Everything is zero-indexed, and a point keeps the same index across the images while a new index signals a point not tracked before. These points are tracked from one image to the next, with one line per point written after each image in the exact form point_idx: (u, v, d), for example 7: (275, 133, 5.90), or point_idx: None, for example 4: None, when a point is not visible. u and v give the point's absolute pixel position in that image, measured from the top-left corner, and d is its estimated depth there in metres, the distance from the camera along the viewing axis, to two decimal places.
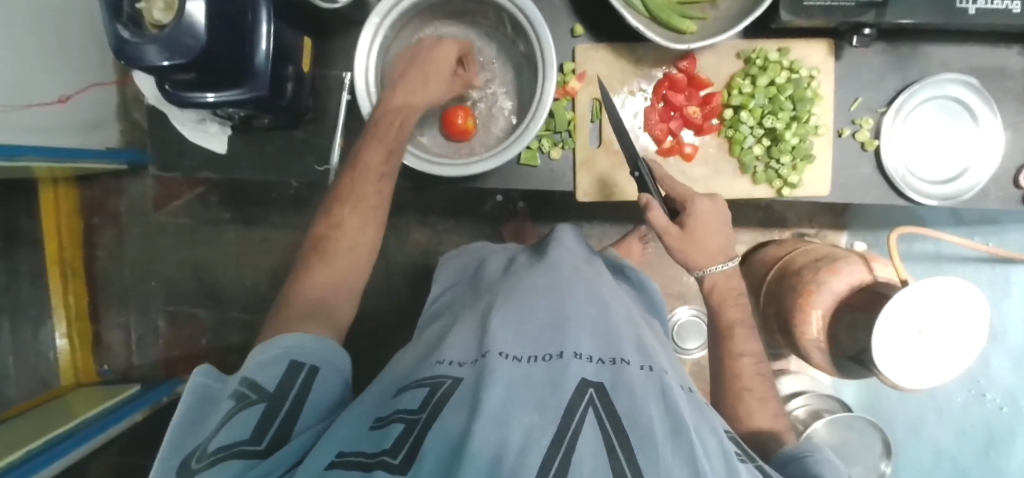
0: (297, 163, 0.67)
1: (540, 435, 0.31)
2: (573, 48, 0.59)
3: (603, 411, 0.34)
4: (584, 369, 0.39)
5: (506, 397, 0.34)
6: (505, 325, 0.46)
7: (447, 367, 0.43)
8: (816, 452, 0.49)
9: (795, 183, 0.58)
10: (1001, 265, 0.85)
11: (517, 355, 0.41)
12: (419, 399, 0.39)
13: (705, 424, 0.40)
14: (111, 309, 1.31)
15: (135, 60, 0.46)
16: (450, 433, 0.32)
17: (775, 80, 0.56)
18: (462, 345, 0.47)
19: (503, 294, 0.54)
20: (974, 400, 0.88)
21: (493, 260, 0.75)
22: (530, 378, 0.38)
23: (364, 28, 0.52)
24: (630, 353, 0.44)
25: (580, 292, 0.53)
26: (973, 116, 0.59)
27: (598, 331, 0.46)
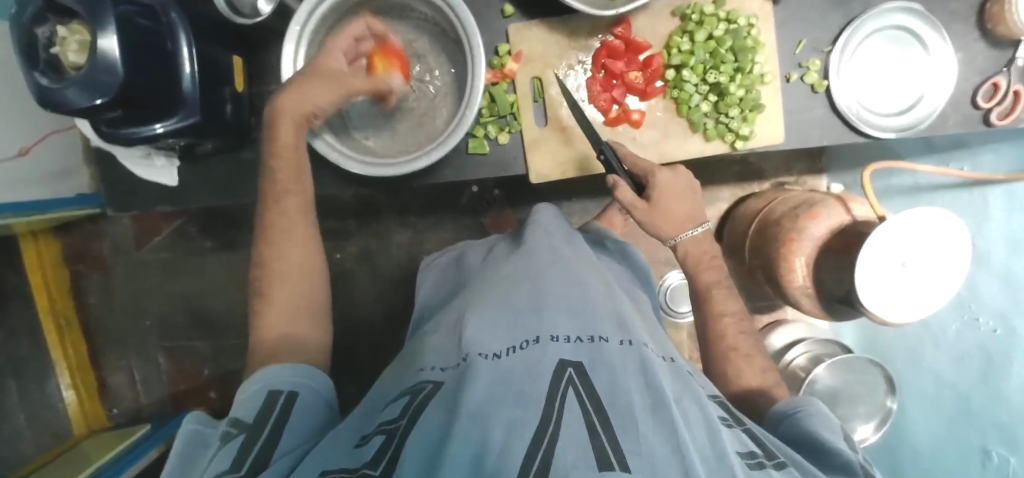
0: (249, 186, 0.66)
1: (522, 425, 0.30)
2: (506, 29, 0.58)
3: (583, 391, 0.34)
4: (562, 352, 0.39)
5: (485, 393, 0.34)
6: (482, 320, 0.45)
7: (428, 373, 0.43)
8: (808, 407, 0.49)
9: (748, 135, 0.56)
10: (979, 189, 0.83)
11: (495, 351, 0.40)
12: (401, 407, 0.39)
13: (687, 393, 0.39)
14: (110, 352, 1.32)
15: (62, 105, 0.45)
16: (431, 440, 0.31)
17: (712, 34, 0.55)
18: (442, 350, 0.47)
19: (481, 290, 0.53)
20: (968, 326, 0.85)
21: (472, 251, 0.73)
22: (510, 368, 0.37)
23: (285, 41, 0.53)
24: (609, 330, 0.44)
25: (557, 273, 0.52)
26: (923, 44, 0.57)
27: (576, 310, 0.45)
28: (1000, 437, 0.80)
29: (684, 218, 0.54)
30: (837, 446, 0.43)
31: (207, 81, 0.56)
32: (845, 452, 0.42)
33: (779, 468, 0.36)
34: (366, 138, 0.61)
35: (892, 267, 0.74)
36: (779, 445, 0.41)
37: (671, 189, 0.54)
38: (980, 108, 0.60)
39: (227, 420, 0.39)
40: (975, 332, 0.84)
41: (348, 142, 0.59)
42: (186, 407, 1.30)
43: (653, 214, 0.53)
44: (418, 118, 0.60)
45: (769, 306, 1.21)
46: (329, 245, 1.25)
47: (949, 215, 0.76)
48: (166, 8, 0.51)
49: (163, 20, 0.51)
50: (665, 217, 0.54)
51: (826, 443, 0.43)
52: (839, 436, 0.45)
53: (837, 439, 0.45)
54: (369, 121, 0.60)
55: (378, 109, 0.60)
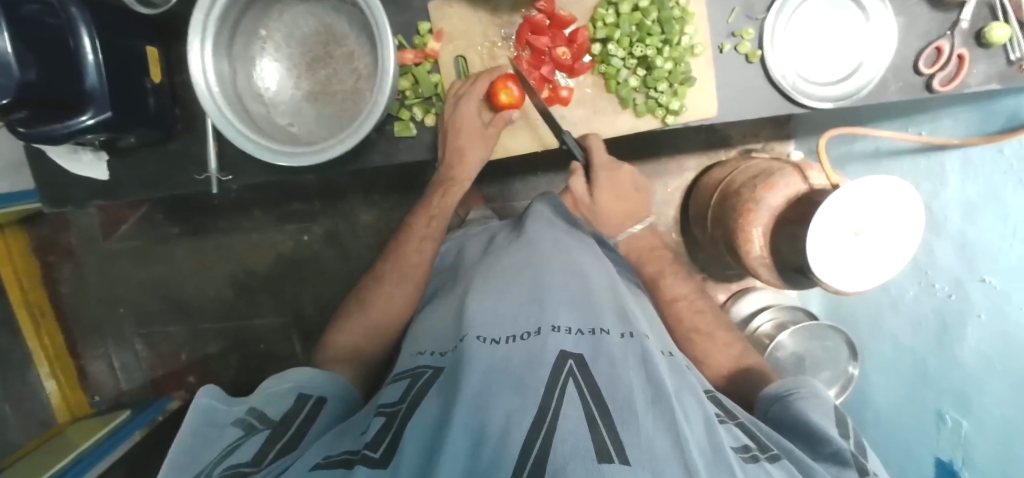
0: (178, 176, 0.64)
1: (520, 415, 0.33)
2: (427, 6, 0.57)
3: (583, 382, 0.37)
4: (563, 343, 0.42)
5: (485, 382, 0.37)
6: (483, 309, 0.48)
7: (428, 358, 0.48)
8: (799, 392, 0.48)
9: (677, 110, 0.56)
10: (936, 154, 0.80)
11: (494, 337, 0.44)
12: (400, 390, 0.43)
13: (686, 386, 0.41)
14: (88, 341, 1.34)
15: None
16: (432, 424, 0.36)
17: (637, 5, 0.54)
18: (442, 335, 0.51)
19: (480, 276, 0.56)
20: (925, 291, 0.82)
21: (472, 241, 0.72)
22: (509, 357, 0.41)
23: (188, 31, 0.49)
24: (611, 323, 0.47)
25: (558, 263, 0.55)
26: (863, 8, 0.55)
27: (576, 301, 0.49)
28: (955, 401, 0.78)
29: (630, 215, 0.65)
30: (832, 436, 0.41)
31: (121, 74, 0.53)
32: (839, 441, 0.41)
33: (774, 461, 0.37)
34: (289, 124, 0.59)
35: (843, 240, 0.71)
36: (773, 436, 0.41)
37: (625, 184, 0.65)
38: (923, 75, 0.57)
39: (257, 412, 0.47)
40: (930, 299, 0.81)
41: (269, 128, 0.57)
42: (167, 392, 1.33)
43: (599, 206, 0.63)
44: (344, 102, 0.58)
45: (737, 274, 1.22)
46: (298, 227, 1.25)
47: (897, 181, 0.71)
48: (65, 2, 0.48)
49: (61, 15, 0.48)
50: (618, 213, 0.65)
51: (819, 430, 0.42)
52: (832, 421, 0.45)
53: (828, 424, 0.44)
54: (293, 108, 0.59)
55: (301, 95, 0.59)
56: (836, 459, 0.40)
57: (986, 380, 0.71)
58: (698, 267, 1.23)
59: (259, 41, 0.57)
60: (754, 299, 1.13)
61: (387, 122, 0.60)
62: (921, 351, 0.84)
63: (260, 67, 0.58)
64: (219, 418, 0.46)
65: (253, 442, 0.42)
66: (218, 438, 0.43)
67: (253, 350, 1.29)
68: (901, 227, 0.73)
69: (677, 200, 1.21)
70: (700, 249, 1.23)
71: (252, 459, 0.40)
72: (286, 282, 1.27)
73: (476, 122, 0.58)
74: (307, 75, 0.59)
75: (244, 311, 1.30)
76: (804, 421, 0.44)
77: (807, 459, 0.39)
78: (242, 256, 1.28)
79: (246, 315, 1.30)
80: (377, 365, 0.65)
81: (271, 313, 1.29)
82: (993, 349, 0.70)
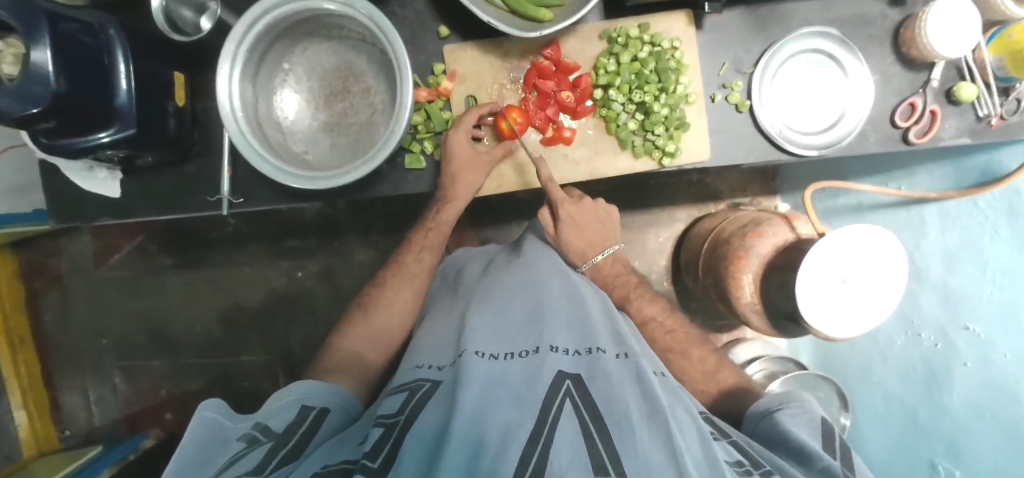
0: (189, 198, 0.66)
1: (518, 428, 0.34)
2: (442, 49, 0.62)
3: (580, 401, 0.38)
4: (561, 364, 0.43)
5: (483, 396, 0.38)
6: (482, 326, 0.49)
7: (426, 372, 0.48)
8: (784, 408, 0.49)
9: (673, 152, 0.59)
10: (916, 207, 0.84)
11: (493, 353, 0.45)
12: (399, 402, 0.43)
13: (680, 404, 0.42)
14: (65, 372, 1.29)
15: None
16: (431, 437, 0.36)
17: (637, 56, 0.59)
18: (439, 350, 0.52)
19: (479, 297, 0.58)
20: (913, 340, 0.83)
21: (471, 263, 0.74)
22: (507, 375, 0.41)
23: (220, 57, 0.53)
24: (606, 344, 0.48)
25: (556, 289, 0.57)
26: (842, 66, 0.60)
27: (573, 324, 0.51)
28: (944, 449, 0.76)
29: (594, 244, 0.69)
30: (818, 452, 0.42)
31: (148, 96, 0.56)
32: (824, 455, 0.41)
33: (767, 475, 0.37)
34: (304, 151, 0.61)
35: (831, 287, 0.73)
36: (767, 454, 0.42)
37: (587, 218, 0.68)
38: (900, 128, 0.62)
39: (259, 423, 0.46)
40: (918, 347, 0.82)
41: (285, 154, 0.60)
42: (141, 430, 1.27)
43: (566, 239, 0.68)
44: (357, 133, 0.61)
45: (729, 324, 1.23)
46: (293, 263, 1.25)
47: (868, 227, 0.74)
48: (105, 25, 0.52)
49: (100, 36, 0.52)
50: (578, 244, 0.68)
51: (805, 445, 0.43)
52: (817, 437, 0.45)
53: (813, 440, 0.45)
54: (309, 136, 0.62)
55: (317, 125, 0.62)
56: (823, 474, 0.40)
57: (974, 428, 0.72)
58: (690, 316, 1.24)
59: (282, 73, 0.61)
60: (746, 349, 1.14)
61: (398, 154, 0.63)
62: (910, 400, 0.84)
63: (280, 96, 0.61)
64: (223, 433, 0.44)
65: (257, 450, 0.41)
66: (220, 451, 0.42)
67: (236, 388, 1.25)
68: (885, 273, 0.75)
69: (669, 250, 1.24)
70: (691, 298, 1.25)
71: (254, 467, 0.38)
72: (276, 318, 1.26)
73: (466, 149, 0.59)
74: (324, 107, 0.62)
75: (230, 347, 1.27)
76: (789, 436, 0.45)
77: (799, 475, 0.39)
78: (234, 289, 1.27)
79: (232, 351, 1.27)
80: (366, 393, 0.63)
81: (258, 351, 1.26)
82: (983, 394, 0.70)
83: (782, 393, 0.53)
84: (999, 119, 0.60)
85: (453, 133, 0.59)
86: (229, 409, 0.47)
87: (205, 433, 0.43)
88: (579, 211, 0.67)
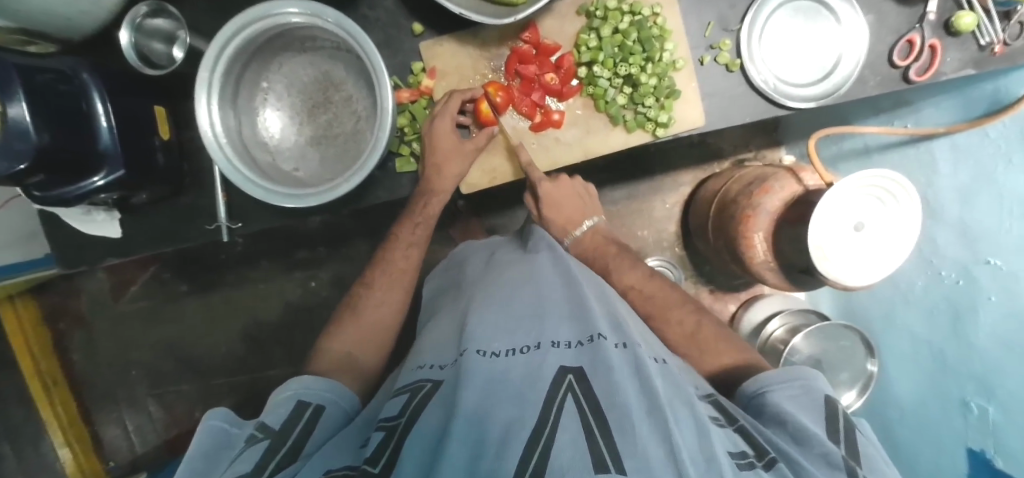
0: (189, 228, 0.66)
1: (519, 428, 0.35)
2: (418, 47, 0.60)
3: (582, 397, 0.38)
4: (563, 359, 0.44)
5: (483, 397, 0.38)
6: (483, 323, 0.50)
7: (427, 372, 0.48)
8: (772, 387, 0.49)
9: (667, 122, 0.58)
10: (925, 144, 0.82)
11: (493, 350, 0.45)
12: (400, 405, 0.44)
13: (681, 394, 0.42)
14: (101, 407, 1.33)
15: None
16: (429, 438, 0.37)
17: (617, 28, 0.57)
18: (441, 349, 0.52)
19: (479, 295, 0.58)
20: (934, 279, 0.81)
21: (472, 257, 0.74)
22: (507, 372, 0.42)
23: (196, 87, 0.52)
24: (607, 330, 0.48)
25: (553, 283, 0.57)
26: (832, 12, 0.58)
27: (573, 313, 0.51)
28: (977, 388, 0.74)
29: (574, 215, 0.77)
30: (818, 435, 0.42)
31: (133, 135, 0.56)
32: (823, 439, 0.41)
33: (768, 468, 0.38)
34: (295, 169, 0.61)
35: (846, 240, 0.72)
36: (767, 436, 0.42)
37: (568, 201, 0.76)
38: (898, 67, 0.59)
39: (256, 424, 0.45)
40: (940, 286, 0.80)
41: (276, 174, 0.59)
42: (183, 453, 1.31)
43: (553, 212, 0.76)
44: (344, 143, 0.61)
45: (745, 282, 1.22)
46: (305, 274, 1.26)
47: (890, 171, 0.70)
48: (78, 69, 0.52)
49: (75, 82, 0.51)
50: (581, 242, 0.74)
51: (804, 427, 0.43)
52: (818, 418, 0.45)
53: (814, 422, 0.44)
54: (297, 154, 0.61)
55: (304, 140, 0.61)
56: (823, 459, 0.40)
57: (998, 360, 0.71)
58: (704, 279, 1.24)
59: (261, 93, 0.60)
60: (764, 306, 1.14)
61: (388, 160, 0.63)
62: (938, 342, 0.82)
63: (264, 116, 0.60)
64: (231, 439, 0.43)
65: (254, 449, 0.41)
66: (220, 458, 0.41)
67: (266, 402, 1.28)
68: (901, 225, 0.72)
69: (676, 215, 1.23)
70: (704, 261, 1.24)
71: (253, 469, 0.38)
72: (295, 331, 1.27)
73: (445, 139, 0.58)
74: (309, 121, 0.61)
75: (255, 363, 1.29)
76: (787, 418, 0.44)
77: (800, 461, 0.39)
78: (251, 307, 1.29)
79: (258, 367, 1.29)
80: None
81: (282, 364, 1.28)
82: (1009, 329, 0.67)
83: (780, 368, 0.52)
84: (1003, 45, 0.58)
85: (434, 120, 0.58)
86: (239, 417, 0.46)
87: (211, 440, 0.43)
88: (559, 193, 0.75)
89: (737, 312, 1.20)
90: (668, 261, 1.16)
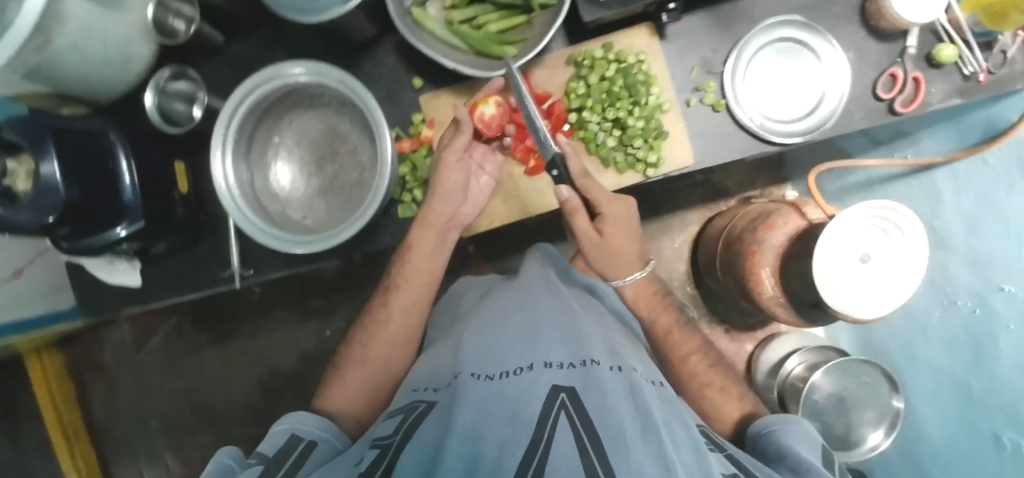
0: (204, 275, 0.69)
1: (513, 447, 0.35)
2: (418, 100, 0.65)
3: (575, 414, 0.38)
4: (555, 378, 0.44)
5: (478, 413, 0.39)
6: (478, 350, 0.51)
7: (421, 394, 0.49)
8: (777, 426, 0.50)
9: (656, 162, 0.61)
10: (927, 174, 0.82)
11: (488, 373, 0.46)
12: (394, 424, 0.44)
13: (678, 419, 0.43)
14: (119, 458, 1.34)
15: (14, 228, 0.49)
16: (422, 455, 0.37)
17: (604, 75, 0.60)
18: (437, 372, 0.53)
19: (473, 321, 0.60)
20: (950, 309, 0.79)
21: (470, 291, 0.76)
22: (500, 390, 0.42)
23: (212, 145, 0.56)
24: (598, 356, 0.49)
25: (549, 312, 0.58)
26: (813, 51, 0.60)
27: (566, 338, 0.52)
28: (1008, 421, 0.69)
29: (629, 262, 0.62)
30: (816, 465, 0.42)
31: (154, 187, 0.60)
32: (820, 469, 0.42)
33: None
34: (303, 217, 0.64)
35: (853, 270, 0.71)
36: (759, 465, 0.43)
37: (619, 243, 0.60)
38: (884, 100, 0.61)
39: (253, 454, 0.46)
40: (956, 315, 0.78)
41: (284, 222, 0.62)
42: None
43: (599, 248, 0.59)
44: (350, 192, 0.64)
45: (761, 320, 1.19)
46: (320, 321, 1.28)
47: (900, 206, 0.70)
48: (106, 129, 0.56)
49: (102, 143, 0.56)
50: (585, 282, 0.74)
51: (802, 460, 0.43)
52: (815, 452, 0.46)
53: (812, 455, 0.45)
54: (305, 203, 0.65)
55: (312, 190, 0.65)
56: None
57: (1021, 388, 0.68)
58: (719, 318, 1.21)
59: (272, 147, 0.64)
60: (780, 344, 1.11)
61: (390, 206, 0.66)
62: (961, 374, 0.78)
63: (275, 169, 0.64)
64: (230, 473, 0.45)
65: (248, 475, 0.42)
66: None
67: None
68: (906, 259, 0.71)
69: (686, 254, 1.22)
70: (717, 300, 1.22)
71: None
72: (308, 378, 1.28)
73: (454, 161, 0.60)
74: (316, 173, 0.65)
75: (269, 411, 1.29)
76: (786, 453, 0.45)
77: None
78: (267, 355, 1.30)
79: (272, 415, 1.29)
80: None
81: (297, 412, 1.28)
82: None
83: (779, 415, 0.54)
84: (986, 74, 0.59)
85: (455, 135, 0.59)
86: (246, 458, 0.49)
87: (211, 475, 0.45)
88: (617, 231, 0.59)
89: (755, 351, 1.17)
90: None
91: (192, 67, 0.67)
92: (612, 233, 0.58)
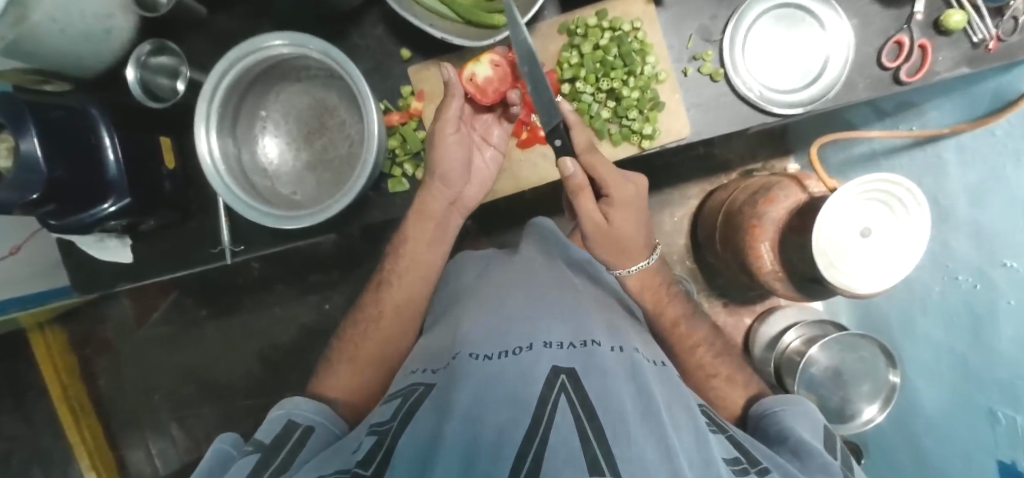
0: (195, 252, 0.69)
1: (513, 428, 0.34)
2: (407, 71, 0.63)
3: (575, 399, 0.37)
4: (555, 358, 0.43)
5: (477, 396, 0.38)
6: (475, 331, 0.50)
7: (422, 376, 0.48)
8: (779, 407, 0.51)
9: (651, 134, 0.59)
10: (932, 146, 0.80)
11: (486, 354, 0.45)
12: (392, 409, 0.43)
13: (677, 398, 0.43)
14: (125, 431, 1.36)
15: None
16: (420, 441, 0.36)
17: (598, 44, 0.59)
18: (436, 354, 0.52)
19: (473, 303, 0.59)
20: (951, 285, 0.78)
21: (467, 267, 0.75)
22: (499, 372, 0.42)
23: (195, 119, 0.55)
24: (599, 338, 0.49)
25: (548, 293, 0.58)
26: (817, 17, 0.58)
27: (565, 320, 0.52)
28: (1005, 397, 0.70)
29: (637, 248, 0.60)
30: (817, 448, 0.43)
31: (140, 164, 0.59)
32: (821, 452, 0.43)
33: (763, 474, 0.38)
34: (293, 193, 0.63)
35: (857, 246, 0.69)
36: (763, 449, 0.43)
37: (625, 225, 0.58)
38: (888, 69, 0.59)
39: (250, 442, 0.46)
40: (956, 291, 0.77)
41: (275, 199, 0.62)
42: None
43: (605, 229, 0.58)
44: (340, 166, 0.63)
45: (760, 294, 1.19)
46: (318, 297, 1.29)
47: (912, 184, 0.68)
48: (87, 105, 0.56)
49: (83, 118, 0.55)
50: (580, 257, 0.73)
51: (803, 441, 0.44)
52: (819, 436, 0.46)
53: (813, 438, 0.46)
54: (295, 178, 0.64)
55: (302, 165, 0.64)
56: (822, 470, 0.41)
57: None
58: (718, 292, 1.21)
59: (260, 121, 0.63)
60: (778, 319, 1.10)
61: (380, 181, 0.65)
62: (959, 350, 0.78)
63: (263, 144, 0.63)
64: (227, 460, 0.46)
65: (244, 464, 0.42)
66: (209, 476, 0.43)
67: None
68: (908, 232, 0.69)
69: (686, 228, 1.21)
70: (716, 274, 1.21)
71: None
72: (309, 353, 1.29)
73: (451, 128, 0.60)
74: (305, 147, 0.64)
75: (272, 385, 1.31)
76: (788, 434, 0.46)
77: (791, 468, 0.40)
78: (268, 331, 1.31)
79: (275, 389, 1.31)
80: None
81: (299, 386, 1.30)
82: None
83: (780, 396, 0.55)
84: (996, 41, 0.56)
85: (448, 101, 0.57)
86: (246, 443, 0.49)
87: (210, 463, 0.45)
88: (623, 213, 0.57)
89: (752, 325, 1.17)
90: (679, 275, 1.13)
91: (174, 38, 0.65)
92: (618, 218, 0.57)
